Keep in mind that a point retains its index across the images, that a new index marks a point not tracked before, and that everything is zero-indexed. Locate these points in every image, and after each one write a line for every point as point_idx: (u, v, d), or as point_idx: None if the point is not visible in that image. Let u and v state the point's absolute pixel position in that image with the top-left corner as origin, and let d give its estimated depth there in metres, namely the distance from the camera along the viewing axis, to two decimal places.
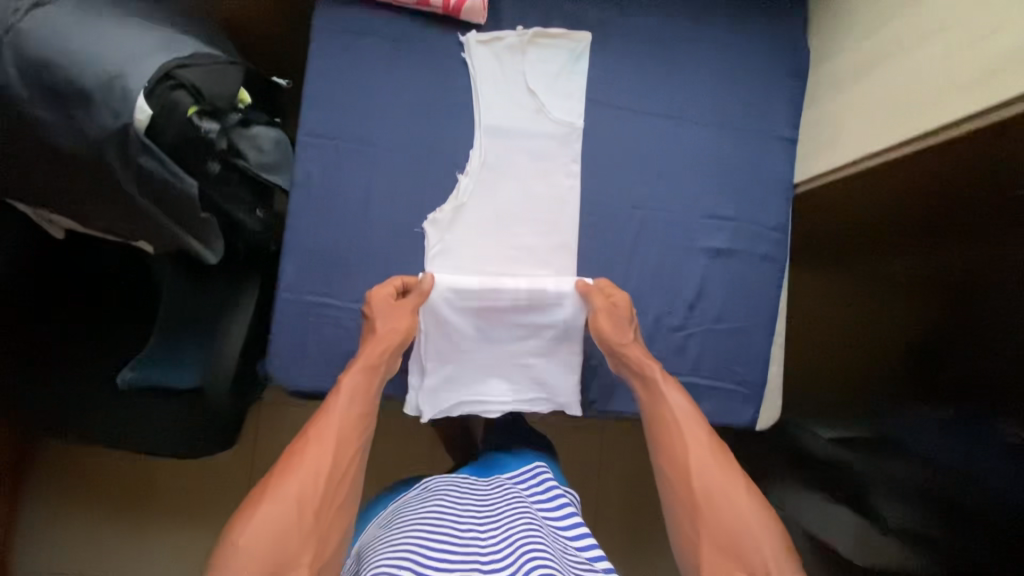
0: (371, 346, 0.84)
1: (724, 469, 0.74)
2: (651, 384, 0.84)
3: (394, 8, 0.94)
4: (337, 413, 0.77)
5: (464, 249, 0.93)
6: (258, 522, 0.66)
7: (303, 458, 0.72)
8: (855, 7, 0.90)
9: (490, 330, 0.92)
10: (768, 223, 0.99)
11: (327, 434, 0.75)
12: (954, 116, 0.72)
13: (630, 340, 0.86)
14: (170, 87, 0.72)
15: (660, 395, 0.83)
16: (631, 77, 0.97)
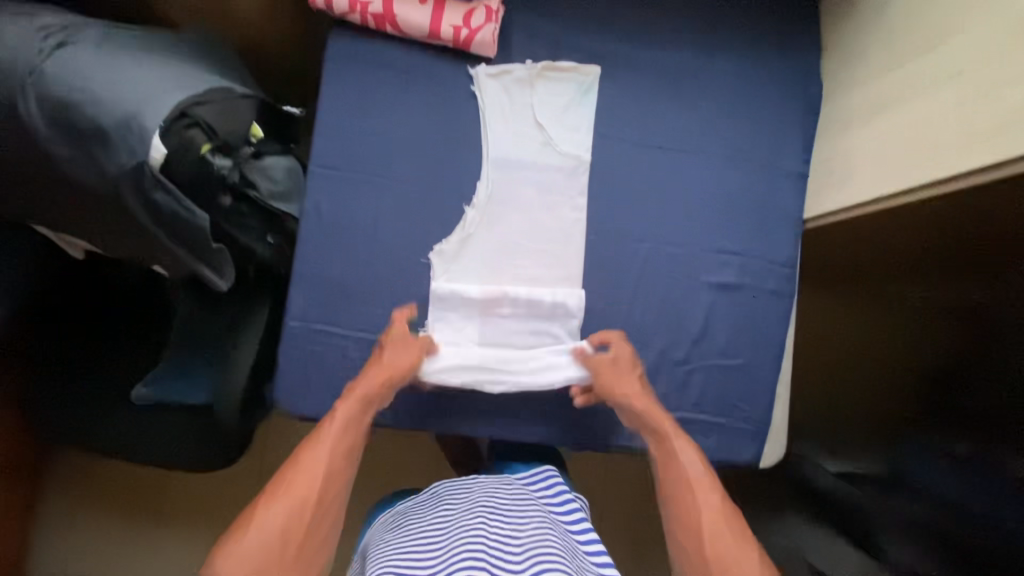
0: (369, 379, 0.85)
1: (738, 540, 0.73)
2: (665, 441, 0.84)
3: (406, 42, 0.95)
4: (329, 442, 0.78)
5: (469, 280, 0.94)
6: (240, 553, 0.68)
7: (292, 488, 0.73)
8: (867, 46, 0.89)
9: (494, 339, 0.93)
10: (776, 257, 0.98)
11: (319, 463, 0.76)
12: (961, 165, 0.70)
13: (638, 393, 0.87)
14: (185, 124, 0.75)
15: (673, 451, 0.83)
16: (639, 112, 0.98)
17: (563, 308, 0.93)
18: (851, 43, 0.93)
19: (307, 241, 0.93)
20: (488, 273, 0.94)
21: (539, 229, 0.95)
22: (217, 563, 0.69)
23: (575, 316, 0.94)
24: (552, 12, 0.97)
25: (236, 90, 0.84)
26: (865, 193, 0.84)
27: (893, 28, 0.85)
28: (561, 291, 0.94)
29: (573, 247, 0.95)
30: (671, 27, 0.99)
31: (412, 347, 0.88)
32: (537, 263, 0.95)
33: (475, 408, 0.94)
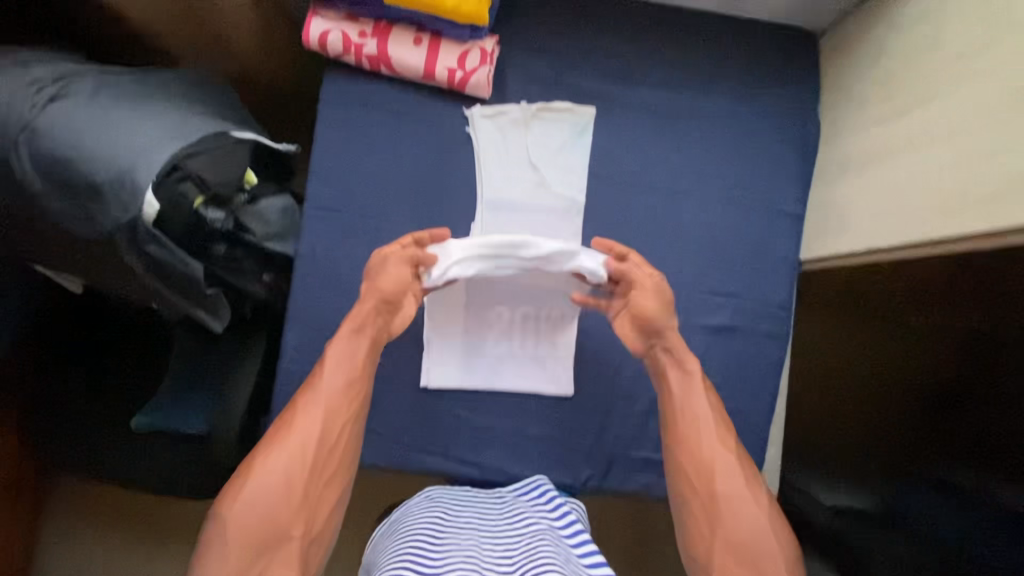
0: (362, 310, 0.84)
1: (744, 479, 0.75)
2: (693, 379, 0.82)
3: (401, 83, 0.95)
4: (326, 387, 0.79)
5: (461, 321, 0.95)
6: (243, 501, 0.69)
7: (293, 436, 0.74)
8: (865, 91, 0.88)
9: (484, 378, 0.94)
10: (771, 299, 0.97)
11: (318, 404, 0.77)
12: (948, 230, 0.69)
13: (667, 323, 0.85)
14: (177, 179, 0.74)
15: (694, 387, 0.81)
16: (634, 152, 0.98)
17: (551, 352, 0.96)
18: (849, 85, 0.92)
19: (305, 282, 0.95)
20: (479, 316, 0.96)
21: (533, 271, 0.94)
22: (222, 515, 0.70)
23: (564, 361, 0.95)
24: (549, 52, 0.97)
25: (227, 136, 0.83)
26: (860, 244, 0.83)
27: (890, 75, 0.83)
28: (549, 334, 0.96)
29: (570, 290, 0.95)
30: (668, 68, 0.99)
31: (405, 266, 0.85)
32: (527, 304, 0.96)
33: (467, 451, 0.93)
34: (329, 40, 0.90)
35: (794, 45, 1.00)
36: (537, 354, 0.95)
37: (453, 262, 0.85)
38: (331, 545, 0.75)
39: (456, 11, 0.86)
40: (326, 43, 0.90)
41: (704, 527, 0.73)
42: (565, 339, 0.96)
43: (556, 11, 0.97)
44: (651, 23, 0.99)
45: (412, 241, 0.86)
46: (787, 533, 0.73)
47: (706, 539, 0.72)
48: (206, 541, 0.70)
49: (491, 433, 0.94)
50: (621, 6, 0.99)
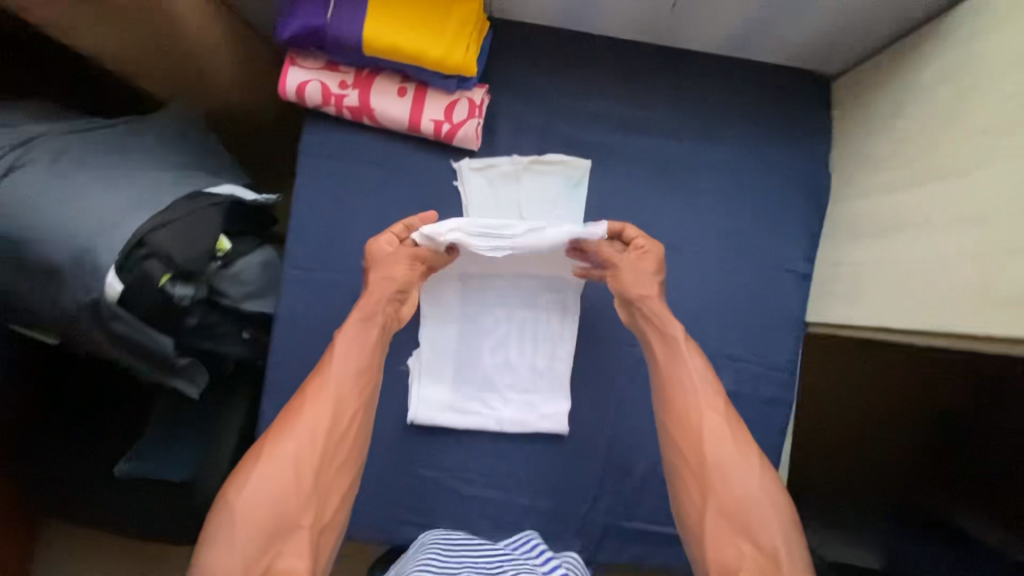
0: (367, 299, 0.81)
1: (740, 448, 0.70)
2: (674, 343, 0.79)
3: (386, 133, 0.90)
4: (333, 374, 0.76)
5: (445, 379, 0.92)
6: (250, 487, 0.66)
7: (302, 421, 0.71)
8: (880, 149, 0.82)
9: (478, 394, 0.93)
10: (776, 363, 0.92)
11: (326, 389, 0.74)
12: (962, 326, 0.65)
13: (654, 291, 0.82)
14: (142, 256, 0.70)
15: (678, 356, 0.78)
16: (633, 207, 0.92)
17: (549, 369, 0.93)
18: (863, 139, 0.86)
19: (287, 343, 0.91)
20: (473, 335, 0.94)
21: (527, 286, 0.94)
22: (228, 501, 0.66)
23: (564, 379, 0.93)
24: (542, 100, 0.92)
25: (198, 199, 0.78)
26: (872, 320, 0.78)
27: (910, 136, 0.76)
28: (548, 351, 0.93)
29: (567, 308, 0.93)
30: (668, 116, 0.93)
31: (409, 257, 0.83)
32: (522, 321, 0.94)
33: (457, 521, 0.90)
34: (308, 89, 0.84)
35: (805, 90, 0.93)
36: (534, 369, 0.93)
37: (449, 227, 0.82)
38: (340, 536, 0.72)
39: (442, 63, 0.80)
40: (304, 94, 0.85)
41: (698, 503, 0.69)
42: (563, 354, 0.93)
43: (550, 55, 0.92)
44: (651, 68, 0.93)
45: (402, 227, 0.84)
46: (794, 509, 0.68)
47: (700, 513, 0.69)
48: (205, 534, 0.65)
49: (479, 503, 0.90)
50: (619, 50, 0.93)
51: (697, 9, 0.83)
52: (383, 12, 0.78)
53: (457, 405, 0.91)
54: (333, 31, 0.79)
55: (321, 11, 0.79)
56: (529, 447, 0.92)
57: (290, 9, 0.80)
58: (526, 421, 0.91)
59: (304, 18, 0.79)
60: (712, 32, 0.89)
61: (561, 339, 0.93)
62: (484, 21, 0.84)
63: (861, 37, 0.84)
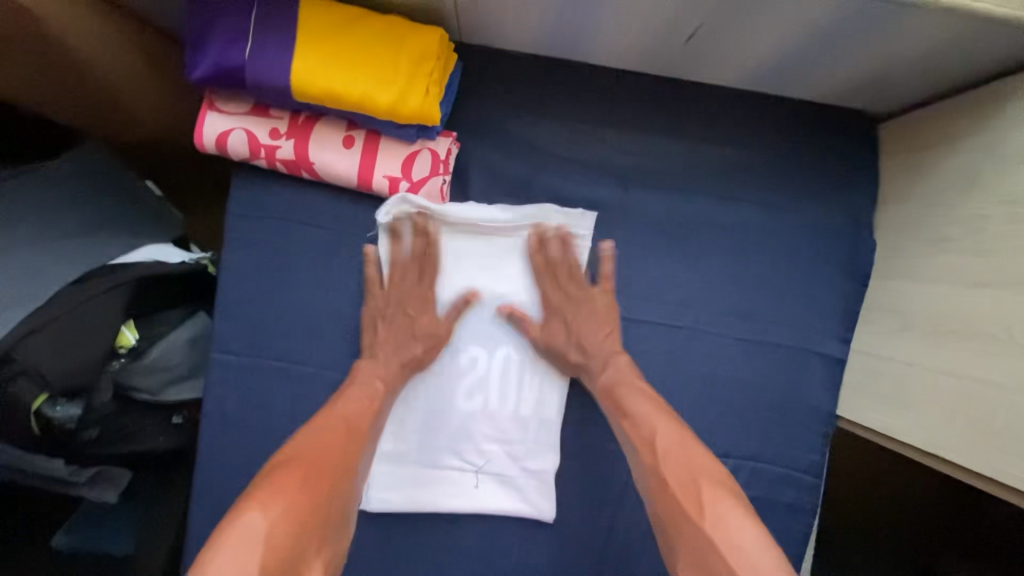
0: (401, 340, 0.72)
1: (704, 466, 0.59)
2: (607, 390, 0.69)
3: (331, 189, 0.74)
4: (362, 406, 0.67)
5: (411, 444, 0.76)
6: (268, 501, 0.51)
7: (321, 426, 0.63)
8: (942, 223, 0.66)
9: (451, 445, 0.76)
10: (797, 464, 0.78)
11: (351, 423, 0.65)
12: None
13: (564, 342, 0.73)
14: (9, 377, 0.57)
15: (616, 397, 0.68)
16: (632, 277, 0.77)
17: (536, 418, 0.76)
18: (919, 205, 0.70)
19: (216, 447, 0.74)
20: (445, 374, 0.76)
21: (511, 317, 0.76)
22: (242, 509, 0.50)
23: (553, 431, 0.76)
24: (522, 148, 0.76)
25: (89, 286, 0.64)
26: (931, 442, 0.63)
27: (990, 218, 0.61)
28: (535, 396, 0.76)
29: None
30: (676, 168, 0.77)
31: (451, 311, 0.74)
32: (506, 357, 0.76)
33: None
34: (231, 140, 0.68)
35: (843, 136, 0.77)
36: (518, 419, 0.76)
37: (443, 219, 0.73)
38: None
39: (395, 111, 0.63)
40: (227, 146, 0.69)
41: (684, 543, 0.54)
42: (554, 403, 0.76)
43: (533, 95, 0.76)
44: (655, 108, 0.77)
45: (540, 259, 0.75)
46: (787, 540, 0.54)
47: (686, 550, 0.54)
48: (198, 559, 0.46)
49: None
50: (618, 86, 0.76)
51: (718, 44, 0.67)
52: (318, 48, 0.61)
53: (425, 460, 0.76)
54: (255, 69, 0.62)
55: (237, 44, 0.61)
56: (505, 559, 0.76)
57: (198, 40, 0.63)
58: (506, 475, 0.76)
59: (216, 53, 0.62)
60: (733, 68, 0.72)
61: (555, 386, 0.76)
62: (450, 53, 0.67)
63: (925, 82, 0.67)
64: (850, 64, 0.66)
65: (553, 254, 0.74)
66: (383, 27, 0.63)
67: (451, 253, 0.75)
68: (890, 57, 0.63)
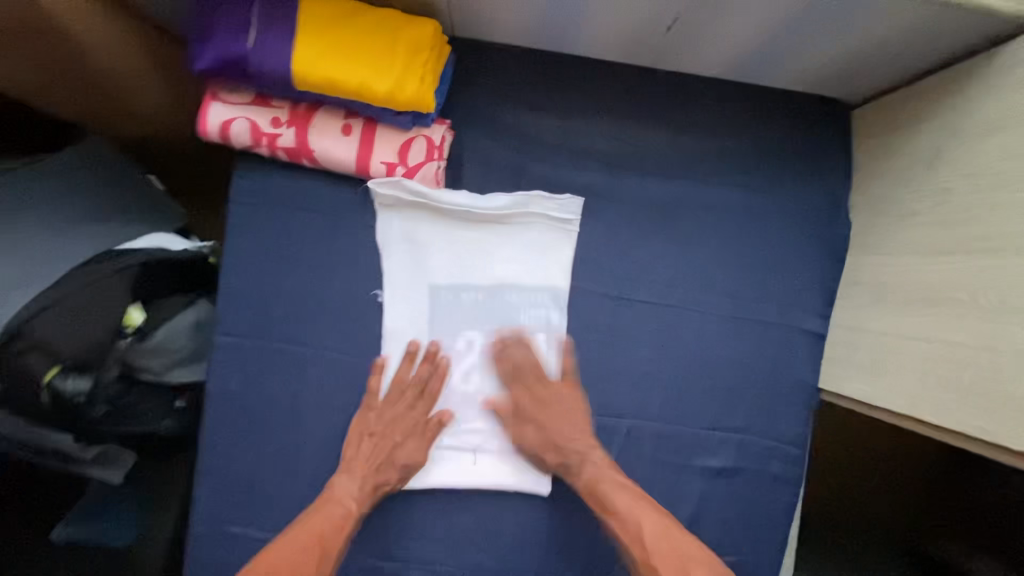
0: (379, 462, 0.74)
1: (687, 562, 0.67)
2: (592, 492, 0.73)
3: (330, 176, 0.77)
4: (331, 514, 0.71)
5: None
6: None
7: (291, 537, 0.69)
8: (911, 200, 0.70)
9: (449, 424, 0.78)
10: (784, 436, 0.81)
11: (320, 533, 0.70)
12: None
13: (541, 442, 0.76)
14: (19, 351, 0.60)
15: (604, 494, 0.72)
16: (622, 258, 0.80)
17: None
18: (890, 185, 0.74)
19: (220, 429, 0.76)
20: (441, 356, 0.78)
21: (505, 298, 0.78)
22: None
23: None
24: (512, 135, 0.79)
25: (95, 267, 0.66)
26: (906, 404, 0.66)
27: (953, 190, 0.64)
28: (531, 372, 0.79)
29: (554, 325, 0.79)
30: (660, 154, 0.80)
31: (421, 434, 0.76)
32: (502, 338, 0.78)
33: None
34: (234, 129, 0.71)
35: (818, 123, 0.81)
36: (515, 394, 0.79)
37: (436, 202, 0.76)
38: None
39: (391, 98, 0.66)
40: (230, 133, 0.72)
41: None
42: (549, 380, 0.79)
43: (522, 85, 0.79)
44: (639, 97, 0.80)
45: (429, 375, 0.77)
46: None
47: None
48: None
49: None
50: (603, 77, 0.80)
51: (696, 34, 0.71)
52: (318, 39, 0.65)
53: None
54: (258, 59, 0.65)
55: (241, 35, 0.65)
56: (502, 533, 0.78)
57: (204, 32, 0.66)
58: (503, 452, 0.78)
59: (220, 45, 0.65)
60: (711, 58, 0.76)
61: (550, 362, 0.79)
62: (442, 43, 0.70)
63: (890, 67, 0.71)
64: (820, 51, 0.70)
65: (516, 355, 0.77)
66: (378, 19, 0.67)
67: (447, 234, 0.78)
68: (855, 44, 0.67)
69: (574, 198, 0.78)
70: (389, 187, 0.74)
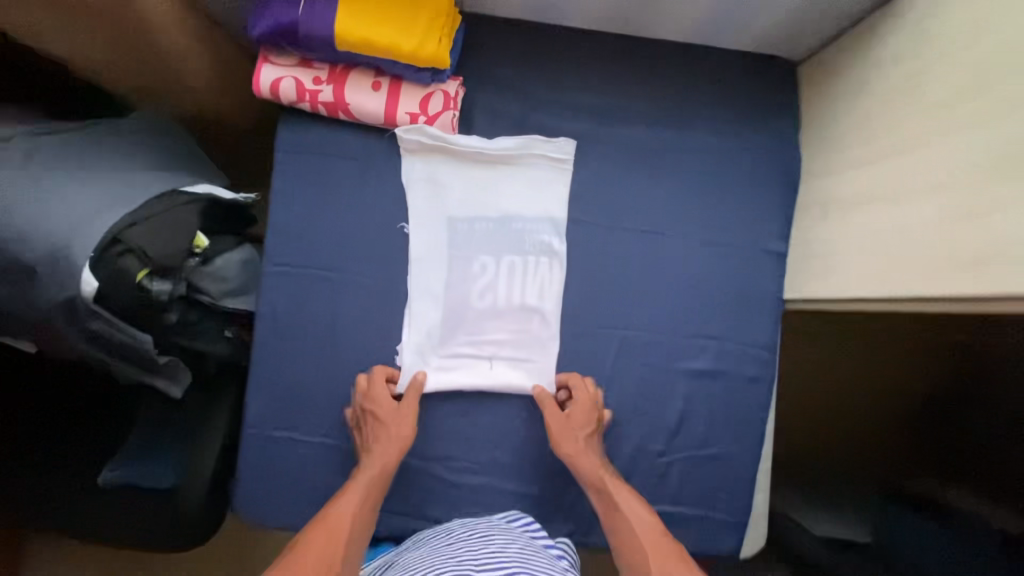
0: (379, 458, 0.82)
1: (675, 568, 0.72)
2: (609, 499, 0.82)
3: (361, 127, 0.91)
4: (347, 507, 0.75)
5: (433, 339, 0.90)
6: None
7: (317, 526, 0.72)
8: (845, 129, 0.85)
9: (468, 338, 0.90)
10: (756, 341, 0.94)
11: (341, 520, 0.73)
12: (947, 291, 0.65)
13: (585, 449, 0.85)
14: (117, 253, 0.70)
15: (617, 505, 0.81)
16: (611, 193, 0.94)
17: (539, 309, 0.91)
18: (829, 122, 0.89)
19: (269, 346, 0.88)
20: (460, 278, 0.91)
21: (513, 228, 0.92)
22: None
23: (552, 321, 0.91)
24: (514, 91, 0.94)
25: (171, 198, 0.78)
26: (848, 291, 0.80)
27: (873, 114, 0.79)
28: (537, 290, 0.92)
29: (555, 250, 0.92)
30: (641, 106, 0.95)
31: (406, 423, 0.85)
32: (510, 261, 0.92)
33: (446, 508, 0.88)
34: (282, 87, 0.85)
35: (772, 77, 0.96)
36: (524, 310, 0.91)
37: (452, 145, 0.90)
38: None
39: (414, 55, 0.81)
40: (278, 91, 0.85)
41: None
42: (553, 296, 0.92)
43: (521, 50, 0.94)
44: (621, 59, 0.96)
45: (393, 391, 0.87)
46: None
47: None
48: None
49: (467, 489, 0.89)
50: (590, 43, 0.96)
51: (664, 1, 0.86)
52: (354, 7, 0.79)
53: (445, 352, 0.90)
54: (306, 25, 0.79)
55: (291, 6, 0.79)
56: (516, 431, 0.90)
57: (260, 5, 0.81)
58: (516, 360, 0.91)
59: (274, 14, 0.79)
60: (680, 23, 0.92)
61: (553, 282, 0.92)
62: (455, 13, 0.85)
63: (824, 23, 0.87)
64: (766, 11, 0.86)
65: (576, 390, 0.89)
66: None
67: (462, 175, 0.92)
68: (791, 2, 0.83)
69: (567, 141, 0.93)
70: (414, 134, 0.89)
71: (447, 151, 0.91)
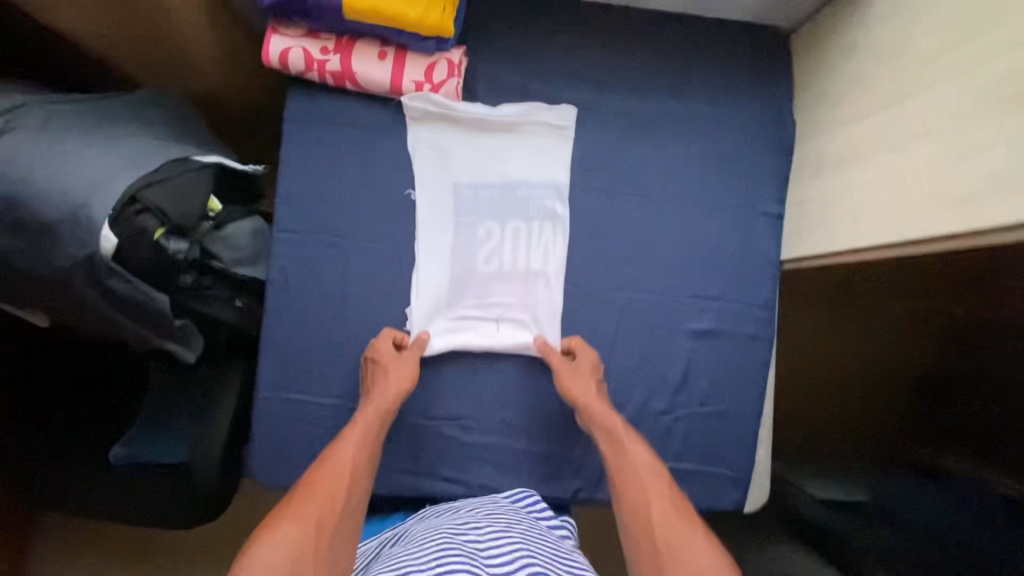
0: (379, 406, 0.82)
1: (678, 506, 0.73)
2: (615, 437, 0.82)
3: (368, 97, 0.93)
4: (348, 454, 0.76)
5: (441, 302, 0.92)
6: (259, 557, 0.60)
7: (320, 472, 0.73)
8: (838, 90, 0.88)
9: (475, 300, 0.93)
10: (756, 300, 0.96)
11: (344, 466, 0.74)
12: (938, 231, 0.68)
13: (593, 395, 0.86)
14: (135, 211, 0.72)
15: (621, 444, 0.82)
16: (612, 158, 0.96)
17: (544, 271, 0.94)
18: (823, 85, 0.92)
19: (281, 311, 0.90)
20: (466, 243, 0.93)
21: (517, 194, 0.95)
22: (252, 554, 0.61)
23: (557, 282, 0.94)
24: (516, 61, 0.96)
25: (186, 162, 0.79)
26: (844, 244, 0.82)
27: (866, 71, 0.82)
28: (542, 253, 0.94)
29: (559, 214, 0.94)
30: (640, 74, 0.98)
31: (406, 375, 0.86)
32: (515, 226, 0.94)
33: (456, 466, 0.90)
34: (290, 56, 0.87)
35: (766, 45, 0.99)
36: (529, 272, 0.94)
37: (457, 111, 0.93)
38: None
39: (421, 22, 0.83)
40: (287, 60, 0.88)
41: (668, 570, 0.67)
42: (557, 259, 0.94)
43: (522, 21, 0.97)
44: (619, 29, 0.98)
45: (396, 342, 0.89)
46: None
47: None
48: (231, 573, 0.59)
49: (477, 447, 0.91)
50: (589, 14, 0.98)
51: None
52: None
53: (453, 314, 0.92)
54: None
55: None
56: (523, 390, 0.92)
57: None
58: (522, 321, 0.93)
59: None
60: None
61: (558, 245, 0.94)
62: None
63: None
64: None
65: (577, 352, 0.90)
66: None
67: (467, 142, 0.95)
68: None
69: (568, 108, 0.96)
70: (420, 101, 0.91)
71: (452, 119, 0.94)
